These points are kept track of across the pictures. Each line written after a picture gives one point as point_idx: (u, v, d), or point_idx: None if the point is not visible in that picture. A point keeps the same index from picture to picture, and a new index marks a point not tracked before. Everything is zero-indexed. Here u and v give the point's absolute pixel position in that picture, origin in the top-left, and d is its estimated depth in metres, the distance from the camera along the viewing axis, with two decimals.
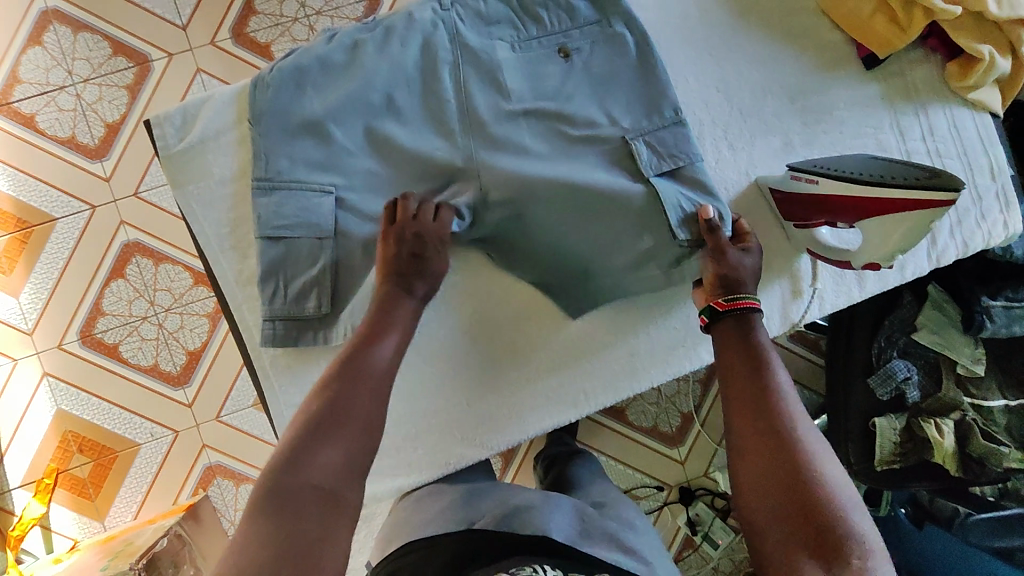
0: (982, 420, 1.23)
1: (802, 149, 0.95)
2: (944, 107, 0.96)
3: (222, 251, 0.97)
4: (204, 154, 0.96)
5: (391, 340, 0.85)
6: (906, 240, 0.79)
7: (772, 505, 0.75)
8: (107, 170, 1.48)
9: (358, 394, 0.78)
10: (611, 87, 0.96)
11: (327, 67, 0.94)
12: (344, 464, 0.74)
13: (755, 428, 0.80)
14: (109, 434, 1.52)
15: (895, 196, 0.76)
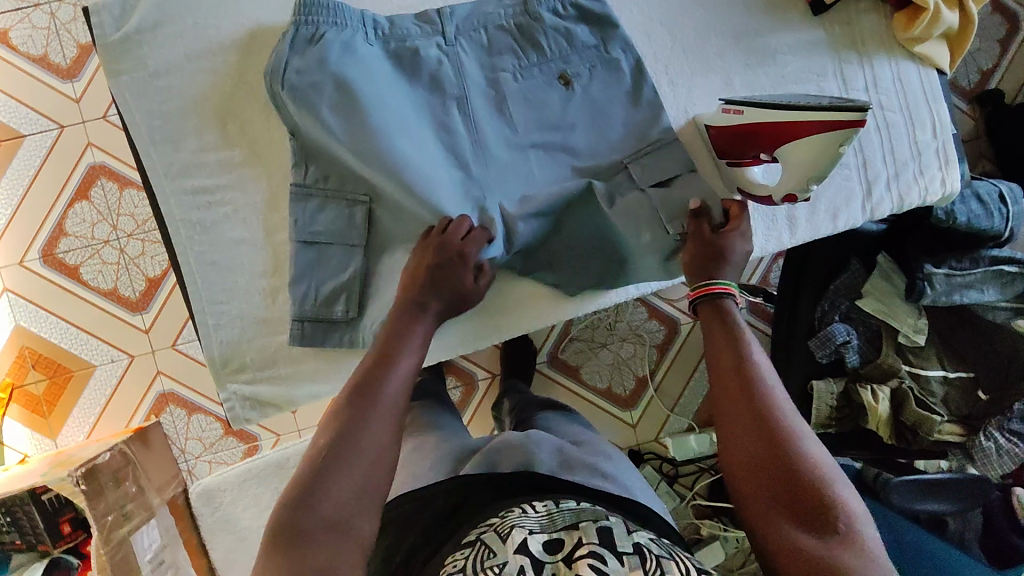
0: (918, 388, 1.24)
1: (743, 90, 0.95)
2: (890, 59, 0.96)
3: (154, 144, 0.90)
4: (140, 49, 0.89)
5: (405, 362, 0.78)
6: (819, 165, 0.76)
7: (776, 505, 0.67)
8: (77, 91, 1.49)
9: (372, 416, 0.71)
10: (611, 120, 0.95)
11: (343, 94, 0.88)
12: (358, 491, 0.66)
13: (742, 417, 0.72)
14: (65, 354, 1.53)
15: (804, 120, 0.74)
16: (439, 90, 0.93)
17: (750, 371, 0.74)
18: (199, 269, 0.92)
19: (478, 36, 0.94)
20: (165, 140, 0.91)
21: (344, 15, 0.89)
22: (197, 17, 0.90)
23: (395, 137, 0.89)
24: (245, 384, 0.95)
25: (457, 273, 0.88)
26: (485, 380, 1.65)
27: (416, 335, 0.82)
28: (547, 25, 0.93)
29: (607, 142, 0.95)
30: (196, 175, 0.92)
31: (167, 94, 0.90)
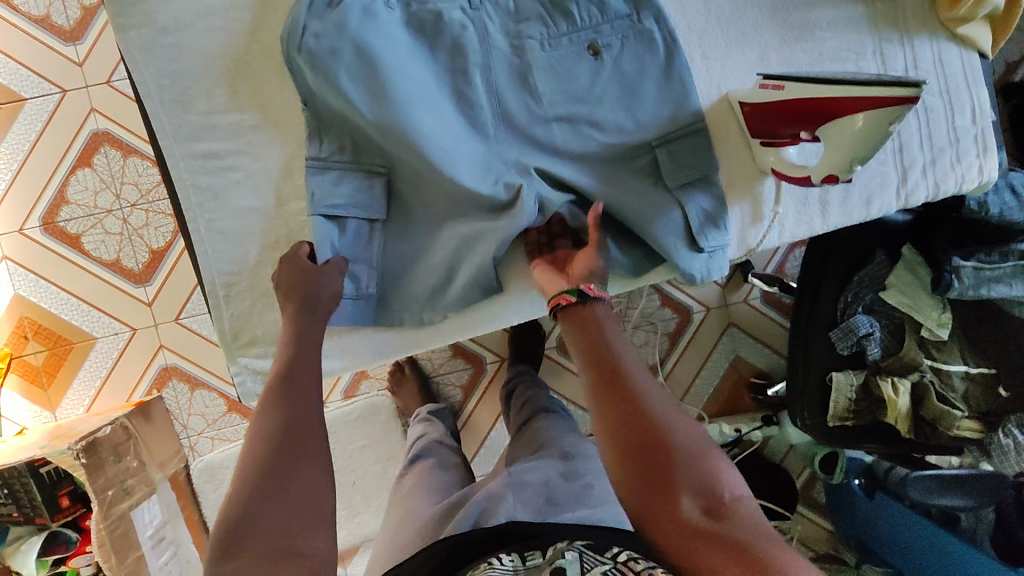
0: (939, 383, 1.21)
1: (779, 66, 0.90)
2: (932, 39, 0.91)
3: (163, 105, 0.86)
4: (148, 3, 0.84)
5: (308, 372, 0.79)
6: (865, 145, 0.74)
7: (670, 497, 0.66)
8: (80, 54, 1.45)
9: (299, 434, 0.71)
10: (641, 96, 0.89)
11: (362, 59, 0.83)
12: (304, 512, 0.65)
13: (619, 412, 0.71)
14: (65, 325, 1.50)
15: (856, 96, 0.70)
16: (456, 54, 0.87)
17: (619, 370, 0.73)
18: (210, 236, 0.89)
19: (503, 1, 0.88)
20: (174, 101, 0.86)
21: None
22: None
23: (414, 108, 0.84)
24: (254, 358, 0.92)
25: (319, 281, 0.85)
26: (493, 364, 1.62)
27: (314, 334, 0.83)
28: None
29: (637, 120, 0.89)
30: (205, 139, 0.87)
31: (176, 52, 0.85)
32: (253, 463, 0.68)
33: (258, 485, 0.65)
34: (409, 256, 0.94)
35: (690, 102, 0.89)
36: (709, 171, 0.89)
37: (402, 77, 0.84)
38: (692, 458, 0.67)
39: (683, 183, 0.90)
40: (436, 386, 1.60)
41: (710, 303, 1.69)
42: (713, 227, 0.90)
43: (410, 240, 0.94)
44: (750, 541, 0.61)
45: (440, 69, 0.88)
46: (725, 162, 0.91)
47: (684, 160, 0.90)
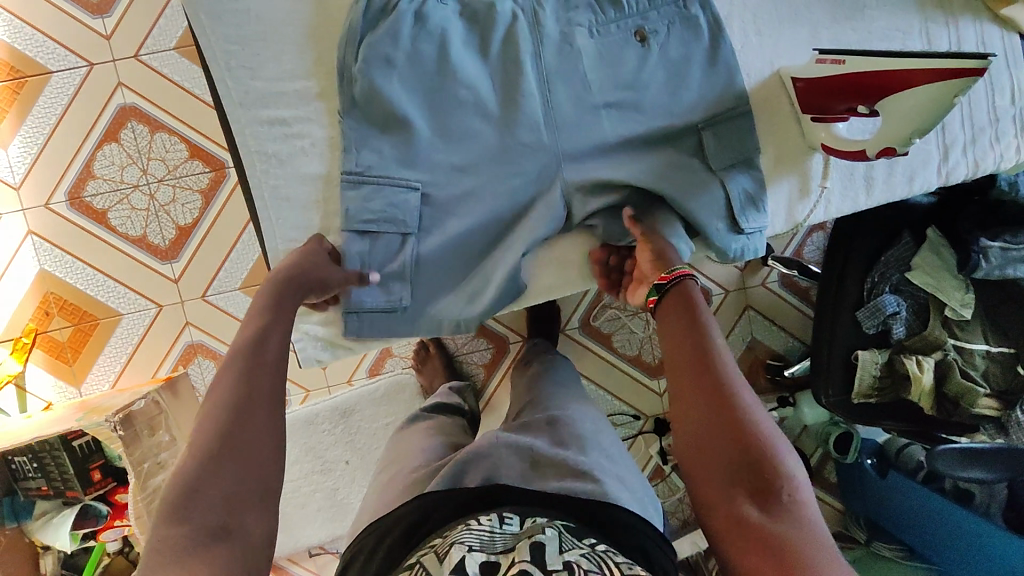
0: (962, 361, 1.24)
1: (829, 44, 0.89)
2: (975, 20, 0.93)
3: (230, 74, 0.86)
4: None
5: (280, 338, 0.75)
6: (926, 116, 0.77)
7: (730, 486, 0.65)
8: (108, 27, 1.44)
9: (258, 406, 0.68)
10: (686, 81, 0.88)
11: (422, 29, 0.85)
12: (242, 501, 0.63)
13: (693, 397, 0.71)
14: (91, 301, 1.49)
15: (924, 69, 0.73)
16: (500, 44, 0.86)
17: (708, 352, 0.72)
18: (274, 206, 0.89)
19: None
20: (242, 66, 0.86)
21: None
22: None
23: (467, 87, 0.86)
24: (316, 324, 0.92)
25: (319, 267, 0.82)
26: (516, 344, 1.64)
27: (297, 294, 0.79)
28: None
29: (680, 103, 0.88)
30: (272, 107, 0.87)
31: (242, 18, 0.85)
32: (206, 429, 0.65)
33: (210, 454, 0.63)
34: (453, 266, 0.91)
35: (737, 86, 0.88)
36: (756, 150, 0.89)
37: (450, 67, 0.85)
38: (756, 443, 0.66)
39: (730, 165, 0.89)
40: (460, 365, 1.62)
41: (728, 285, 1.72)
42: (752, 209, 0.89)
43: (453, 252, 0.90)
44: (802, 547, 0.58)
45: (481, 58, 0.87)
46: (775, 138, 0.91)
47: (728, 142, 0.88)
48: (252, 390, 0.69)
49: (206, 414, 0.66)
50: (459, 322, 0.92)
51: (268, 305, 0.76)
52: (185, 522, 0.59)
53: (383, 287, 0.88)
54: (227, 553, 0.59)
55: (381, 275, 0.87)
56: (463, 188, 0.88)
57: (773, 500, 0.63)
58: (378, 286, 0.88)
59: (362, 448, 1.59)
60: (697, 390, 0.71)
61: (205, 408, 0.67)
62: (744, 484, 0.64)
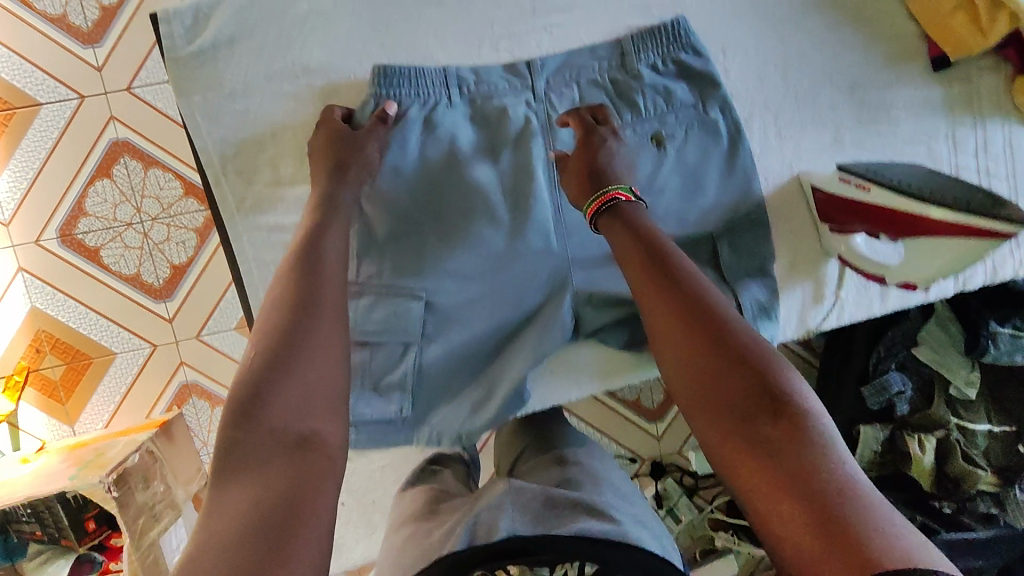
0: (964, 441, 1.22)
1: (852, 148, 0.85)
2: (1004, 123, 0.87)
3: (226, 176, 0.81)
4: (215, 65, 0.79)
5: (336, 243, 0.71)
6: (947, 260, 0.74)
7: (725, 409, 0.58)
8: (99, 59, 1.35)
9: (319, 302, 0.65)
10: (702, 187, 0.84)
11: (431, 135, 0.83)
12: (316, 403, 0.60)
13: (673, 330, 0.63)
14: (84, 340, 1.47)
15: (949, 218, 0.69)
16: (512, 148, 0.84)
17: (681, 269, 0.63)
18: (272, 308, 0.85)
19: (569, 93, 0.84)
20: (238, 170, 0.81)
21: (429, 85, 0.83)
22: (281, 31, 0.80)
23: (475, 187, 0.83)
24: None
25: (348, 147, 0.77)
26: None
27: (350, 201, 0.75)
28: (646, 83, 0.82)
29: (695, 210, 0.84)
30: (271, 212, 0.82)
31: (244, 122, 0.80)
32: (263, 336, 0.62)
33: (269, 362, 0.60)
34: (455, 376, 0.88)
35: (754, 192, 0.84)
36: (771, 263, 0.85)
37: (456, 172, 0.83)
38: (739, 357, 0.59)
39: (751, 273, 0.84)
40: None
41: None
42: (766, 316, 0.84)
43: (455, 359, 0.87)
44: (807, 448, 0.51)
45: (489, 162, 0.84)
46: (790, 245, 0.87)
47: (745, 253, 0.84)
48: (312, 292, 0.66)
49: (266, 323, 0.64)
50: (461, 434, 0.88)
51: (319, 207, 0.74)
52: (248, 423, 0.56)
53: (383, 395, 0.84)
54: (300, 464, 0.56)
55: (382, 386, 0.84)
56: (472, 296, 0.85)
57: (765, 409, 0.55)
58: (376, 394, 0.84)
59: (356, 490, 1.58)
60: (670, 318, 0.64)
61: (262, 323, 0.64)
62: (742, 403, 0.56)
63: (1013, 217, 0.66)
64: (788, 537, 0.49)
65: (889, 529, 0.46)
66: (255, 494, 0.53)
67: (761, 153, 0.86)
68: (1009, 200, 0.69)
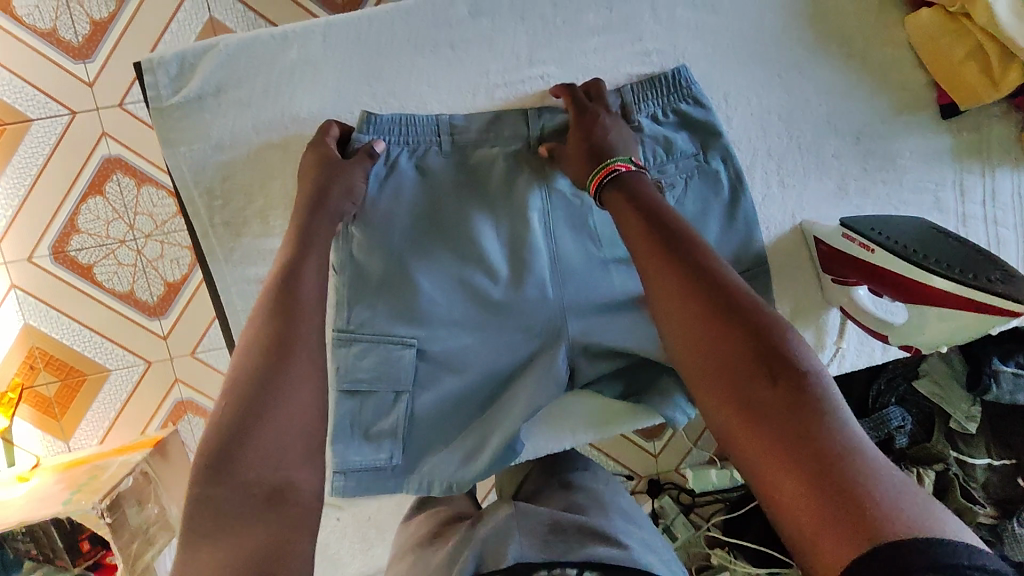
0: (963, 475, 1.20)
1: (857, 198, 0.84)
2: (1013, 171, 0.86)
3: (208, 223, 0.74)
4: (199, 117, 0.71)
5: (314, 270, 0.64)
6: (955, 332, 0.70)
7: (728, 381, 0.51)
8: (90, 74, 1.32)
9: (293, 323, 0.60)
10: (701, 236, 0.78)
11: (421, 178, 0.77)
12: (291, 443, 0.54)
13: (678, 296, 0.56)
14: (79, 356, 1.46)
15: (951, 290, 0.67)
16: (510, 196, 0.77)
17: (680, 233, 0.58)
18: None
19: None
20: (226, 222, 0.74)
21: (419, 132, 0.76)
22: (268, 82, 0.72)
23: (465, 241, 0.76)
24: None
25: (334, 171, 0.70)
26: None
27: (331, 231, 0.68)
28: (645, 134, 0.77)
29: None
30: (260, 264, 0.76)
31: (225, 174, 0.73)
32: (243, 366, 0.56)
33: (245, 408, 0.53)
34: (448, 424, 0.80)
35: (756, 242, 0.79)
36: None
37: (456, 221, 0.76)
38: (748, 329, 0.51)
39: None
40: None
41: None
42: None
43: (450, 411, 0.80)
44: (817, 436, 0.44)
45: (487, 212, 0.77)
46: (793, 293, 0.85)
47: None
48: (292, 309, 0.60)
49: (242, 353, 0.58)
50: (453, 482, 0.80)
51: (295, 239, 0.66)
52: (220, 474, 0.50)
53: (373, 443, 0.77)
54: (275, 523, 0.50)
55: (372, 434, 0.77)
56: (463, 345, 0.77)
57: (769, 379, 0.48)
58: (366, 443, 0.77)
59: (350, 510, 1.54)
60: (676, 285, 0.57)
61: (238, 354, 0.58)
62: (744, 376, 0.49)
63: (1019, 296, 0.63)
64: (787, 506, 0.43)
65: (898, 502, 0.39)
66: (218, 567, 0.46)
67: (762, 202, 0.84)
68: (1018, 274, 0.66)
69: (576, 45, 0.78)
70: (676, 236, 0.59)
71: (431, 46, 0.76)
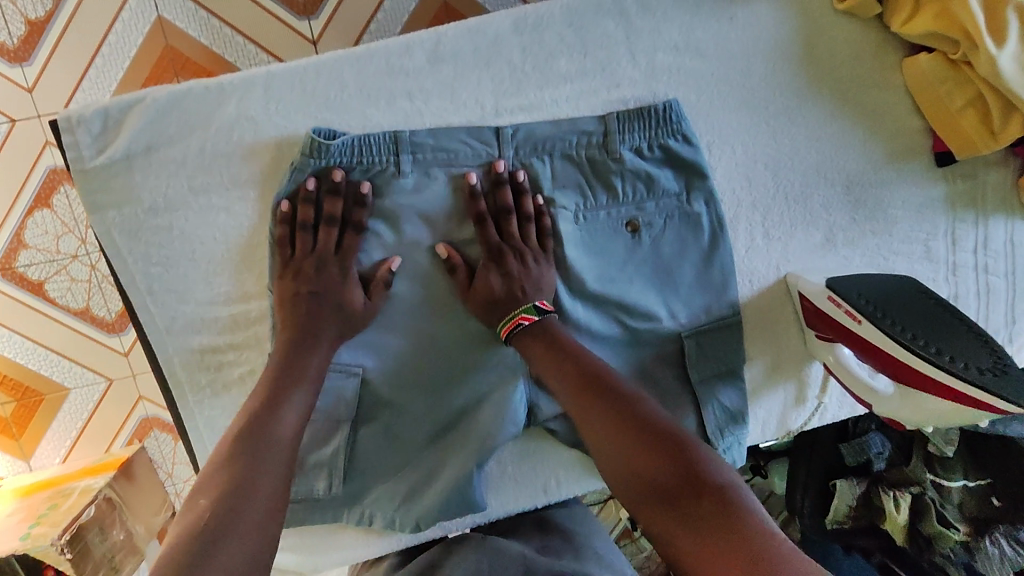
0: (939, 499, 1.11)
1: (844, 248, 0.80)
2: (1006, 220, 0.83)
3: (146, 287, 0.67)
4: (127, 179, 0.65)
5: (295, 406, 0.59)
6: (938, 414, 0.68)
7: (659, 495, 0.51)
8: (30, 79, 0.98)
9: (271, 439, 0.55)
10: (676, 281, 0.77)
11: (381, 233, 0.69)
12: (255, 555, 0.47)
13: (601, 418, 0.58)
14: (33, 375, 1.25)
15: (940, 380, 0.64)
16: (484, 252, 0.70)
17: (590, 366, 0.61)
18: (209, 433, 0.74)
19: (539, 167, 0.71)
20: (167, 290, 0.68)
21: (373, 151, 0.66)
22: (205, 140, 0.65)
23: (427, 297, 0.70)
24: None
25: (319, 277, 0.66)
26: None
27: (315, 368, 0.63)
28: (627, 168, 0.72)
29: (668, 307, 0.77)
30: (204, 333, 0.69)
31: (163, 238, 0.66)
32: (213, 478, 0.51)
33: (195, 533, 0.46)
34: (411, 488, 0.74)
35: (731, 293, 0.77)
36: (735, 369, 0.79)
37: (429, 277, 0.70)
38: (667, 446, 0.53)
39: (721, 378, 0.79)
40: None
41: None
42: (738, 425, 0.79)
43: (401, 456, 0.74)
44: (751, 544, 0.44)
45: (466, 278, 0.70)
46: (774, 348, 0.82)
47: (713, 355, 0.78)
48: (266, 437, 0.55)
49: (199, 488, 0.51)
50: (394, 518, 0.75)
51: (284, 358, 0.63)
52: None
53: (311, 471, 0.71)
54: None
55: (309, 463, 0.71)
56: (426, 396, 0.73)
57: (692, 494, 0.49)
58: (301, 474, 0.71)
59: None
60: (597, 411, 0.58)
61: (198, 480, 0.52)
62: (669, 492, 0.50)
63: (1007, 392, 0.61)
64: None
65: None
66: None
67: (746, 253, 0.79)
68: (1008, 364, 0.64)
69: (547, 92, 0.71)
70: (578, 363, 0.62)
71: (386, 96, 0.68)
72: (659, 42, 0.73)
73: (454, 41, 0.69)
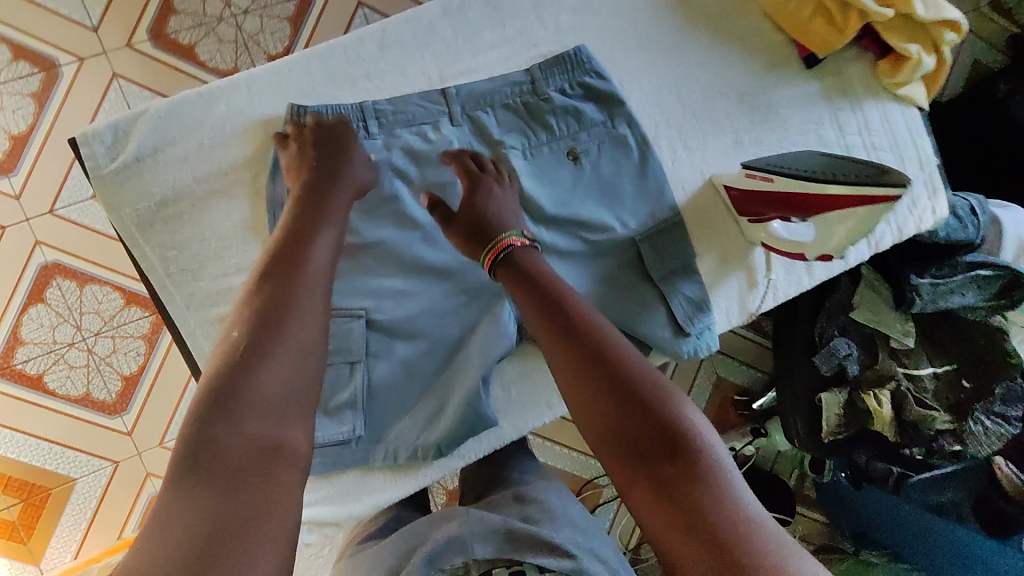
0: (914, 388, 1.11)
1: (752, 147, 0.95)
2: (878, 103, 0.99)
3: (165, 270, 0.76)
4: (137, 179, 0.75)
5: (321, 244, 0.66)
6: (856, 232, 0.80)
7: (628, 444, 0.54)
8: (15, 187, 1.12)
9: (299, 287, 0.61)
10: (620, 194, 0.89)
11: None
12: (290, 396, 0.55)
13: (575, 355, 0.60)
14: (37, 469, 1.18)
15: (844, 195, 0.77)
16: (453, 190, 0.82)
17: (570, 306, 0.63)
18: None
19: (485, 118, 0.85)
20: (183, 270, 0.77)
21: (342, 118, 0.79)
22: (202, 136, 0.76)
23: (412, 240, 0.81)
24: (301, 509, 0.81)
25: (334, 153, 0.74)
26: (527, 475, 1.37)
27: (333, 216, 0.70)
28: (557, 105, 0.86)
29: (619, 218, 0.89)
30: (221, 305, 0.78)
31: (176, 225, 0.76)
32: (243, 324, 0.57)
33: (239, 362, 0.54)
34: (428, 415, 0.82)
35: (668, 198, 0.90)
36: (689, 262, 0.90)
37: (410, 221, 0.81)
38: (641, 397, 0.56)
39: (678, 273, 0.90)
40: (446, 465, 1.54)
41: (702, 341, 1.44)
42: (702, 312, 0.90)
43: (413, 388, 0.83)
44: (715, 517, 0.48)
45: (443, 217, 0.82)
46: (717, 242, 0.94)
47: (666, 252, 0.89)
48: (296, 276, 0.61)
49: (236, 321, 0.58)
50: (418, 447, 0.82)
51: (305, 207, 0.69)
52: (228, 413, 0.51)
53: (335, 415, 0.78)
54: (268, 475, 0.50)
55: (332, 407, 0.78)
56: (426, 327, 0.82)
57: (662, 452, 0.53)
58: (327, 418, 0.78)
59: None
60: (571, 352, 0.60)
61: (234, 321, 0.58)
62: (639, 446, 0.54)
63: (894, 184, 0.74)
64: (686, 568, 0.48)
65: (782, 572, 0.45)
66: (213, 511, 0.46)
67: (673, 166, 0.93)
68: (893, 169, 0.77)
69: (479, 59, 0.87)
70: (558, 303, 0.64)
71: (348, 81, 0.82)
72: (560, 9, 0.90)
73: (397, 31, 0.84)
